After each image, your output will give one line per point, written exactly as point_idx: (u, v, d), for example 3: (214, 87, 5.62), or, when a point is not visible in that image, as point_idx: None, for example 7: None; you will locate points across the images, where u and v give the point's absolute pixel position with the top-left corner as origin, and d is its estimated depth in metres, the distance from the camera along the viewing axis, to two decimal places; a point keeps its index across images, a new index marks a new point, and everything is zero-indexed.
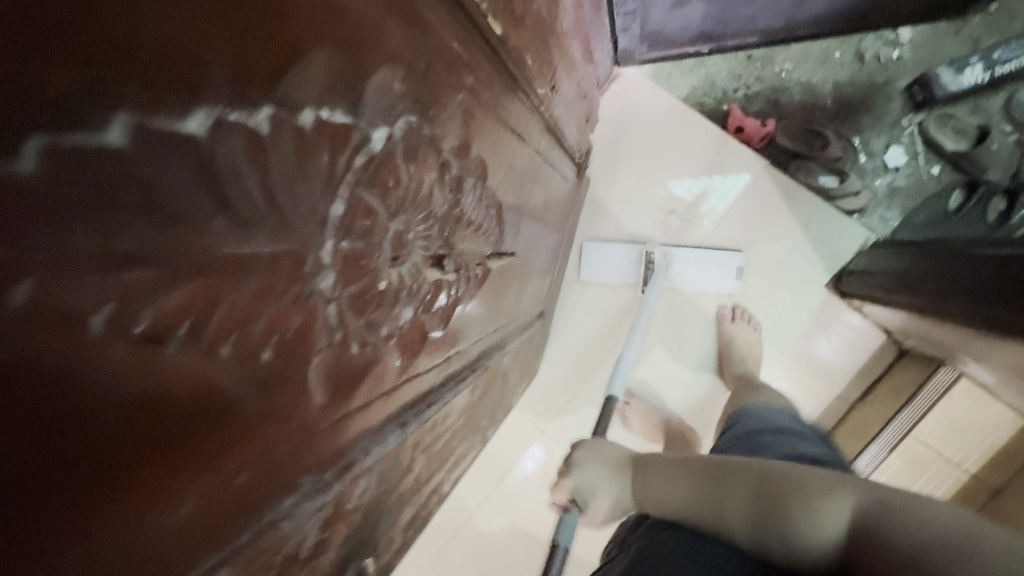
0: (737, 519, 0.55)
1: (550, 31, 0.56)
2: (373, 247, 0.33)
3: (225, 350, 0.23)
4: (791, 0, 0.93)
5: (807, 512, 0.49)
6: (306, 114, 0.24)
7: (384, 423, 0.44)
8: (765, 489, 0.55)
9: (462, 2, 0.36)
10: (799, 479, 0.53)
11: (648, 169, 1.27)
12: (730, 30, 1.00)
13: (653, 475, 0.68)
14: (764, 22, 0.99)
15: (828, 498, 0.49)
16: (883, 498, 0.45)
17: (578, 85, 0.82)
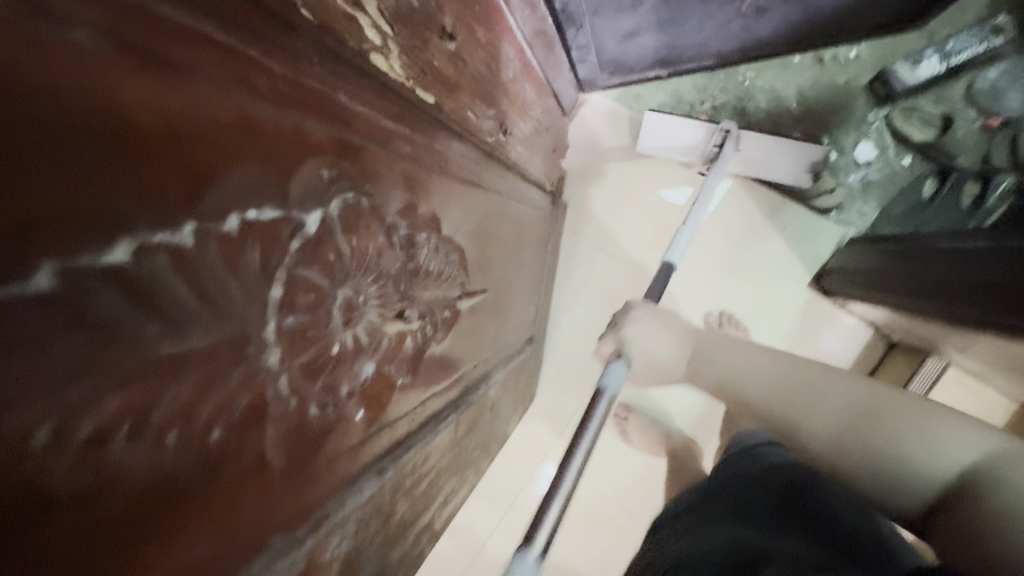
0: (837, 436, 0.55)
1: (492, 84, 0.59)
2: (321, 317, 0.36)
3: (171, 438, 0.25)
4: (738, 28, 0.95)
5: (919, 443, 0.49)
6: (230, 220, 0.27)
7: (358, 475, 0.46)
8: (868, 433, 0.52)
9: (390, 84, 0.39)
10: (912, 403, 0.51)
11: (628, 181, 1.31)
12: (686, 53, 1.04)
13: (719, 358, 0.67)
14: (717, 46, 1.02)
15: (953, 436, 0.48)
16: (1006, 459, 0.44)
17: (536, 122, 0.86)
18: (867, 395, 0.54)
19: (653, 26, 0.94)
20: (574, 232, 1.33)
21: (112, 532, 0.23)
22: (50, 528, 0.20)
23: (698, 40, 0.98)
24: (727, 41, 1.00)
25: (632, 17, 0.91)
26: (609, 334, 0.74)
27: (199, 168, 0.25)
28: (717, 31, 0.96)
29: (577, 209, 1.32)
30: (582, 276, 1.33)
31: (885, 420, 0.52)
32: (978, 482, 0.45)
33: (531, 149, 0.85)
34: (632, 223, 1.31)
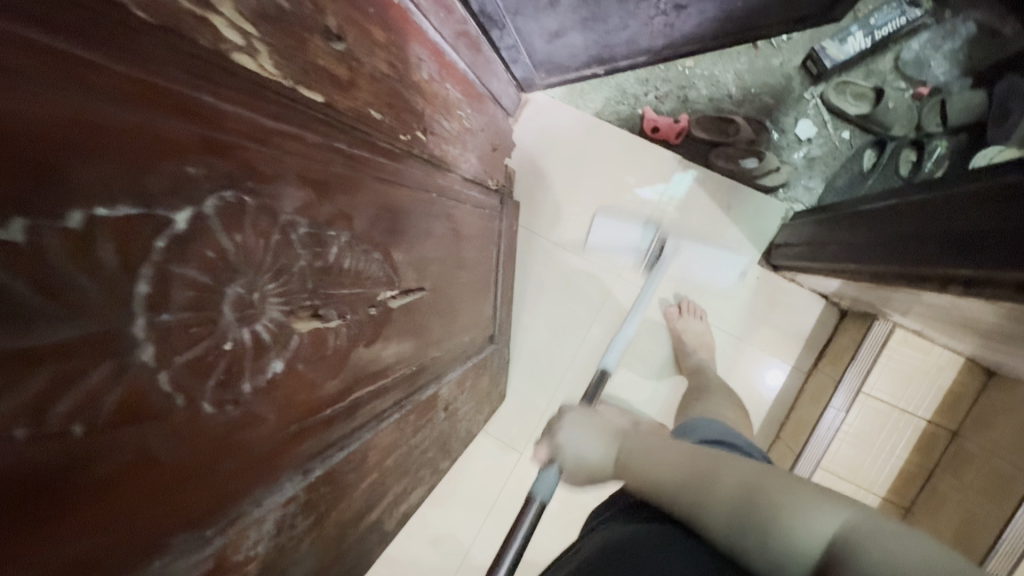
0: (714, 513, 0.50)
1: (398, 84, 0.61)
2: (206, 314, 0.36)
3: (19, 433, 0.26)
4: (660, 23, 0.97)
5: (796, 519, 0.45)
6: (74, 217, 0.27)
7: (279, 474, 0.46)
8: (751, 500, 0.49)
9: (265, 84, 0.40)
10: (787, 486, 0.49)
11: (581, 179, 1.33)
12: (618, 51, 1.06)
13: (637, 450, 0.65)
14: (647, 42, 1.04)
15: (822, 510, 0.45)
16: (868, 521, 0.42)
17: (466, 122, 0.88)
18: (740, 475, 0.52)
19: (577, 25, 0.96)
20: (530, 231, 1.34)
21: None
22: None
23: (625, 37, 1.01)
24: (655, 38, 1.02)
25: (554, 16, 0.93)
26: (545, 441, 0.78)
27: (30, 166, 0.25)
28: (642, 27, 0.98)
29: (532, 208, 1.34)
30: (543, 274, 1.34)
31: (766, 500, 0.48)
32: (850, 544, 0.41)
33: (462, 149, 0.86)
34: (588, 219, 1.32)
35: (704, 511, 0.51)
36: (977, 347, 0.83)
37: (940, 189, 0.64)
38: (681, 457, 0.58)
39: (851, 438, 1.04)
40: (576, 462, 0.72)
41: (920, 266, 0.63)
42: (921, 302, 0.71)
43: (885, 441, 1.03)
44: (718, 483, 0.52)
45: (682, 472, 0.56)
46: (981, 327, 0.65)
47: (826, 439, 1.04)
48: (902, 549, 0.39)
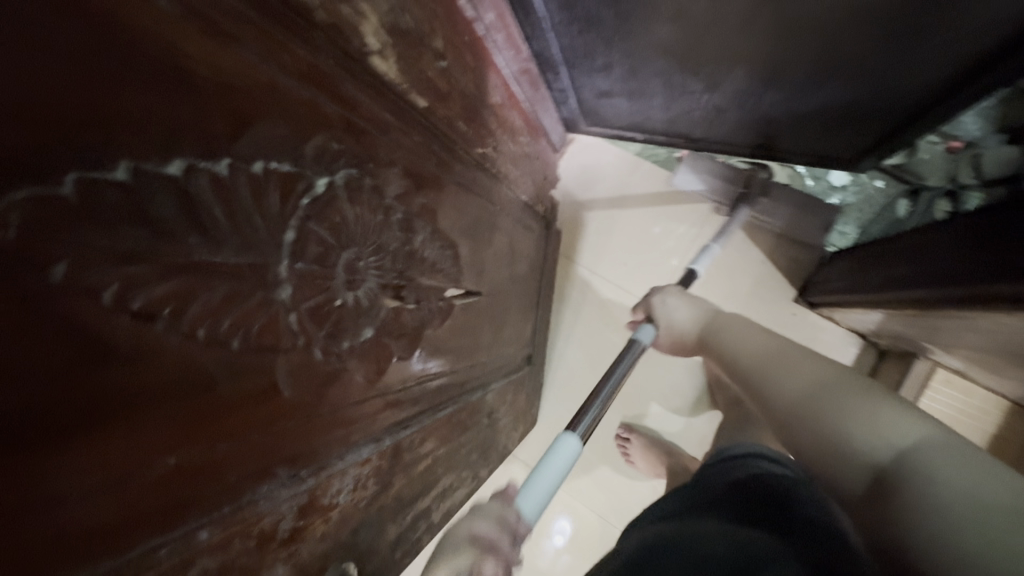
0: (787, 402, 0.54)
1: (479, 103, 0.69)
2: (326, 269, 0.42)
3: (200, 333, 0.30)
4: (701, 113, 1.01)
5: (868, 425, 0.46)
6: (257, 164, 0.33)
7: (358, 434, 0.50)
8: (828, 386, 0.52)
9: (389, 86, 0.48)
10: (870, 399, 0.49)
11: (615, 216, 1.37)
12: (658, 126, 1.13)
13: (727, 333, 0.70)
14: (686, 128, 1.09)
15: (901, 421, 0.45)
16: (943, 443, 0.42)
17: (523, 149, 0.95)
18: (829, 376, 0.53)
19: (625, 96, 1.04)
20: (567, 258, 1.38)
21: (147, 399, 0.28)
22: (90, 375, 0.25)
23: (665, 116, 1.07)
24: (694, 125, 1.07)
25: (605, 78, 0.99)
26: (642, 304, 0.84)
27: (236, 121, 0.32)
28: (681, 113, 1.04)
29: (572, 239, 1.39)
30: (579, 301, 1.37)
31: (845, 393, 0.50)
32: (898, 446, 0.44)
33: (520, 170, 0.94)
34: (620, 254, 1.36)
35: (773, 399, 0.57)
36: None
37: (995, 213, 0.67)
38: (767, 346, 0.63)
39: None
40: (668, 327, 0.79)
41: (977, 286, 0.64)
42: (977, 333, 0.70)
43: None
44: (784, 382, 0.56)
45: (776, 352, 0.61)
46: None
47: None
48: (960, 473, 0.39)
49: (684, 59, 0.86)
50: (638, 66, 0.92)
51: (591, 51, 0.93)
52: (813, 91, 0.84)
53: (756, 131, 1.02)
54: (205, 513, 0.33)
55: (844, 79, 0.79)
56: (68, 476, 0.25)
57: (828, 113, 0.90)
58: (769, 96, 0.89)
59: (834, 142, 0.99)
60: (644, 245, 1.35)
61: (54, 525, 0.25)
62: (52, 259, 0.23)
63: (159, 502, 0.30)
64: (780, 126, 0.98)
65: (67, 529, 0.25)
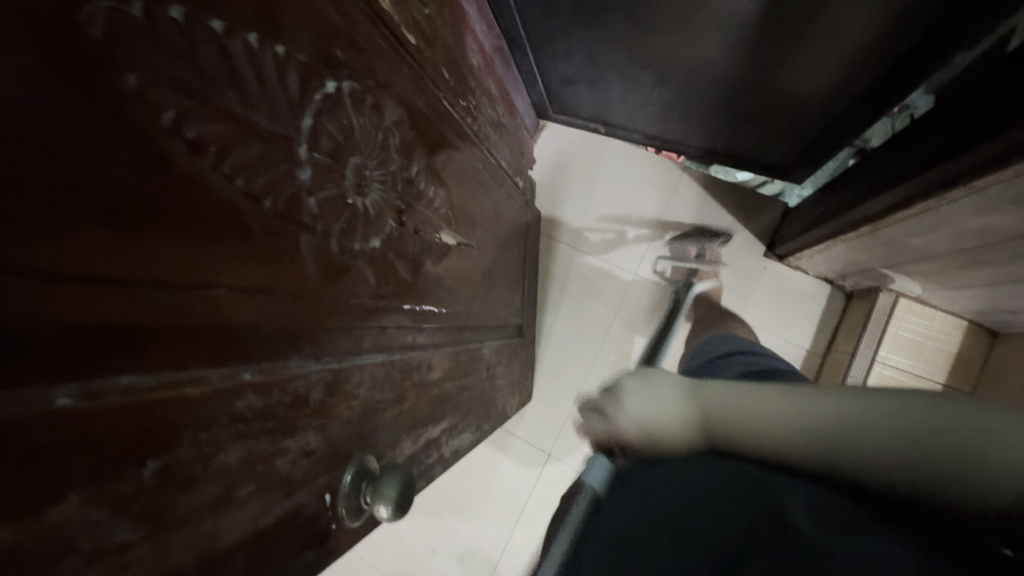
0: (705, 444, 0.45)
1: (459, 57, 0.75)
2: (338, 166, 0.46)
3: (239, 183, 0.34)
4: (654, 109, 1.09)
5: (776, 428, 0.41)
6: (279, 48, 0.38)
7: (372, 338, 0.53)
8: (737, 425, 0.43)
9: (382, 15, 0.53)
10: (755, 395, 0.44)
11: (590, 200, 1.40)
12: (618, 120, 1.20)
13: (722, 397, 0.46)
14: (642, 125, 1.17)
15: (806, 404, 0.41)
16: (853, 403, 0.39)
17: (500, 119, 1.00)
18: (918, 420, 0.35)
19: (585, 86, 1.12)
20: (548, 236, 1.41)
21: (198, 229, 0.31)
22: (152, 188, 0.28)
23: (624, 109, 1.14)
24: (649, 120, 1.14)
25: (568, 65, 1.06)
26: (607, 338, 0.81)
27: (263, 6, 0.36)
28: (638, 107, 1.11)
29: (552, 218, 1.41)
30: (563, 277, 1.40)
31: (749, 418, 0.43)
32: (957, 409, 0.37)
33: (499, 137, 1.00)
34: (599, 237, 1.40)
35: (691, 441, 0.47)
36: (978, 298, 0.90)
37: (915, 133, 0.75)
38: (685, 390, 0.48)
39: None
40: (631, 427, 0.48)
41: (919, 184, 0.71)
42: (928, 236, 0.77)
43: None
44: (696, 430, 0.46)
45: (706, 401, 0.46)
46: (972, 248, 0.73)
47: None
48: (874, 432, 0.36)
49: (632, 53, 0.93)
50: (592, 57, 0.99)
51: (552, 38, 0.99)
52: (750, 89, 0.90)
53: (705, 130, 1.09)
54: (245, 361, 0.36)
55: (776, 79, 0.85)
56: (132, 277, 0.28)
57: (770, 117, 0.97)
58: (705, 93, 0.96)
59: (766, 148, 1.08)
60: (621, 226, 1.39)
61: (121, 318, 0.27)
62: (125, 69, 0.27)
63: (207, 334, 0.33)
64: (722, 126, 1.05)
65: (133, 327, 0.28)
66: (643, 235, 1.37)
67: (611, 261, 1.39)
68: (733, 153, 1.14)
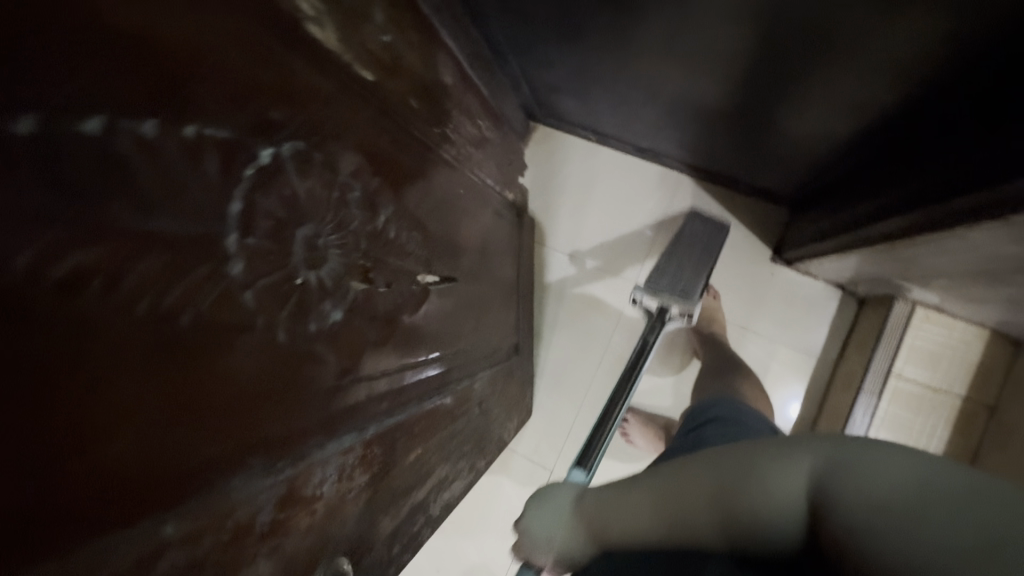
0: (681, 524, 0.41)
1: (430, 80, 0.68)
2: (282, 245, 0.40)
3: (141, 307, 0.29)
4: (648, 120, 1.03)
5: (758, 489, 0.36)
6: (189, 129, 0.31)
7: (340, 421, 0.48)
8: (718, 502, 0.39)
9: (329, 57, 0.46)
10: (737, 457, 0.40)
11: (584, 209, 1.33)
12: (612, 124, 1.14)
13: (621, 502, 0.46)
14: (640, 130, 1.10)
15: (778, 463, 0.36)
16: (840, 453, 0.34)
17: (483, 133, 0.93)
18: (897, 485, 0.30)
19: (573, 91, 1.05)
20: (543, 246, 1.35)
21: (87, 379, 0.26)
22: (24, 343, 0.23)
23: (618, 115, 1.07)
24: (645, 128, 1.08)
25: (553, 72, 0.99)
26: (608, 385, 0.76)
27: (157, 84, 0.30)
28: (632, 116, 1.05)
29: (545, 227, 1.35)
30: (561, 288, 1.34)
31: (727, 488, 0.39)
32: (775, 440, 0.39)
33: (483, 155, 0.93)
34: (595, 247, 1.33)
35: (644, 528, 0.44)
36: (1003, 312, 0.83)
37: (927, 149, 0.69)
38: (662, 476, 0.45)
39: (890, 426, 1.02)
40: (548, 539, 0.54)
41: (941, 206, 0.65)
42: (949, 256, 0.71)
43: (925, 424, 1.02)
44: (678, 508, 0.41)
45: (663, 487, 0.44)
46: (1001, 270, 0.67)
47: (863, 427, 1.02)
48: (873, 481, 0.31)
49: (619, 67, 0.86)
50: (577, 66, 0.92)
51: (535, 44, 0.92)
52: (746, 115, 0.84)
53: (702, 140, 1.03)
54: (166, 508, 0.31)
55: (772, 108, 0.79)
56: (7, 461, 0.23)
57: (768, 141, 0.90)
58: (699, 113, 0.90)
59: (765, 165, 1.03)
60: (618, 235, 1.32)
61: (2, 508, 0.23)
62: None
63: (108, 496, 0.28)
64: (719, 140, 0.99)
65: (18, 512, 0.24)
66: (641, 242, 1.31)
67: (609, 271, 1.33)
68: (731, 163, 1.09)
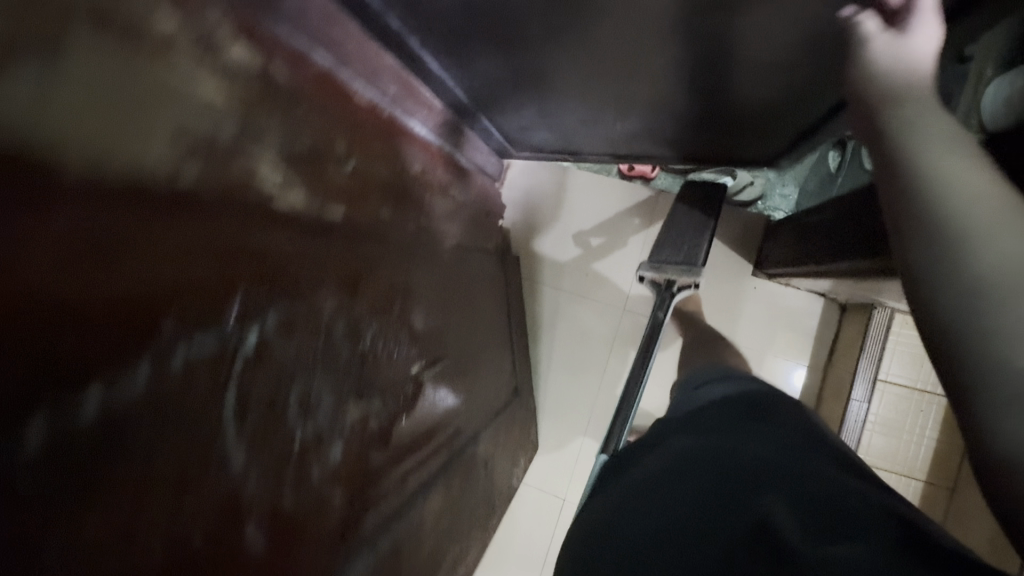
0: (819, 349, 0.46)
1: (400, 179, 0.70)
2: (275, 417, 0.43)
3: (153, 541, 0.32)
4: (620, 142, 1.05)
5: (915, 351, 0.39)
6: (175, 360, 0.34)
7: (351, 550, 0.51)
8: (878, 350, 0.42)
9: (299, 214, 0.48)
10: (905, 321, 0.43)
11: (565, 243, 1.36)
12: (584, 149, 1.14)
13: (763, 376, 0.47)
14: (611, 150, 1.11)
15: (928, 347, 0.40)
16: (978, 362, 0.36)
17: (459, 199, 0.96)
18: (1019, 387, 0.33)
19: (543, 125, 1.05)
20: (533, 281, 1.36)
21: None
22: None
23: (590, 144, 1.08)
24: (619, 147, 1.09)
25: (527, 117, 1.01)
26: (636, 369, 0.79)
27: (142, 334, 0.32)
28: (604, 141, 1.06)
29: (531, 264, 1.37)
30: (555, 320, 1.36)
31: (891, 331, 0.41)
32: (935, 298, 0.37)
33: (462, 219, 0.96)
34: (581, 277, 1.35)
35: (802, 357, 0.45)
36: None
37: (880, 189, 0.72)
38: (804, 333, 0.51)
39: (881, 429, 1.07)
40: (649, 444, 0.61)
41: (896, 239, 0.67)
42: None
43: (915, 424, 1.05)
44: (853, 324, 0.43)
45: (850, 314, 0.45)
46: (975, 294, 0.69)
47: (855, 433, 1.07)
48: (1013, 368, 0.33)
49: (585, 104, 0.88)
50: (546, 103, 0.93)
51: (500, 98, 0.93)
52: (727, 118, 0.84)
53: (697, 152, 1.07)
54: None
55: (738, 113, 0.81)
56: None
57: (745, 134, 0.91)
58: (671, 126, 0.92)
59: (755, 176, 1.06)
60: (602, 262, 1.34)
61: None
62: None
63: None
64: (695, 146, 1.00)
65: None
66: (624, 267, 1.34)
67: (599, 299, 1.35)
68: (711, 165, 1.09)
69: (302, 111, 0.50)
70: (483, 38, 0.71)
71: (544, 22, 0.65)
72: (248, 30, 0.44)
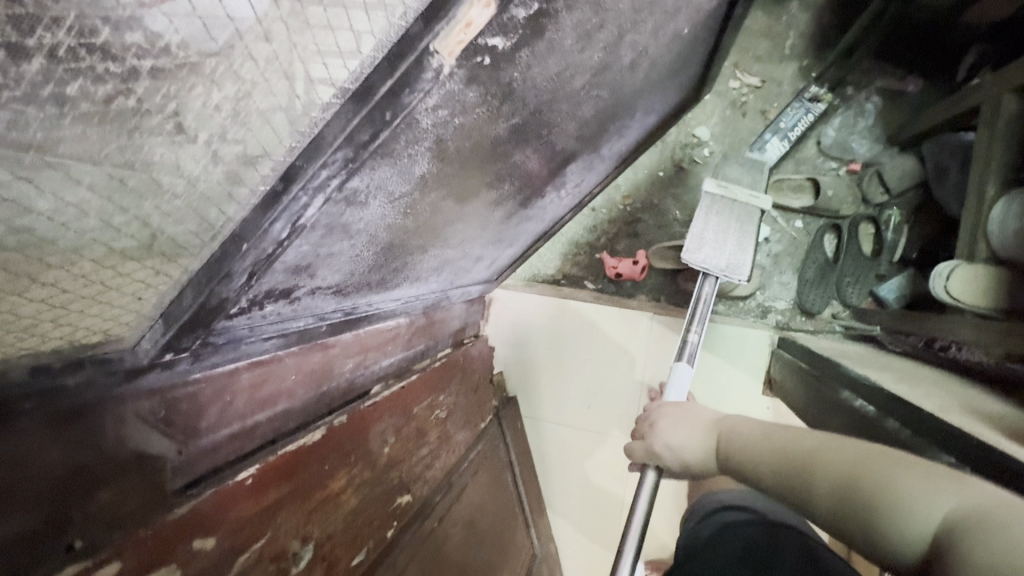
0: None
1: (376, 474, 0.66)
2: None
3: None
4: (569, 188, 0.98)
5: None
6: None
7: None
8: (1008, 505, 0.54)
9: None
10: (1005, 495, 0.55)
11: (558, 373, 1.32)
12: (543, 220, 1.06)
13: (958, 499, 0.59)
14: (558, 203, 1.02)
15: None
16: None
17: (445, 399, 0.92)
18: None
19: (496, 250, 0.96)
20: (535, 418, 1.32)
21: None
22: None
23: (546, 211, 1.00)
24: (564, 197, 1.01)
25: (491, 254, 0.95)
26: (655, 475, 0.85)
27: None
28: (549, 207, 0.98)
29: (528, 396, 1.33)
30: (563, 457, 1.30)
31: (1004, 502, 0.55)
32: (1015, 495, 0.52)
33: (448, 419, 0.91)
34: (580, 405, 1.30)
35: None
36: None
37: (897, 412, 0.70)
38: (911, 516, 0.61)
39: None
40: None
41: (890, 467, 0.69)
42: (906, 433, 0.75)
43: None
44: None
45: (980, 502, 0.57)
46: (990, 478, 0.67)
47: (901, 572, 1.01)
48: None
49: (522, 201, 0.78)
50: (489, 236, 0.82)
51: (461, 266, 0.87)
52: (623, 101, 0.74)
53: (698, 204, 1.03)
54: None
55: (615, 107, 0.73)
56: None
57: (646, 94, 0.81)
58: (585, 155, 0.85)
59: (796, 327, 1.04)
60: (598, 386, 1.30)
61: None
62: None
63: None
64: (610, 141, 0.91)
65: None
66: (622, 390, 1.29)
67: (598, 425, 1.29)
68: (624, 144, 1.02)
69: (250, 553, 0.47)
70: (413, 252, 0.62)
71: (457, 193, 0.56)
72: (158, 556, 0.39)
